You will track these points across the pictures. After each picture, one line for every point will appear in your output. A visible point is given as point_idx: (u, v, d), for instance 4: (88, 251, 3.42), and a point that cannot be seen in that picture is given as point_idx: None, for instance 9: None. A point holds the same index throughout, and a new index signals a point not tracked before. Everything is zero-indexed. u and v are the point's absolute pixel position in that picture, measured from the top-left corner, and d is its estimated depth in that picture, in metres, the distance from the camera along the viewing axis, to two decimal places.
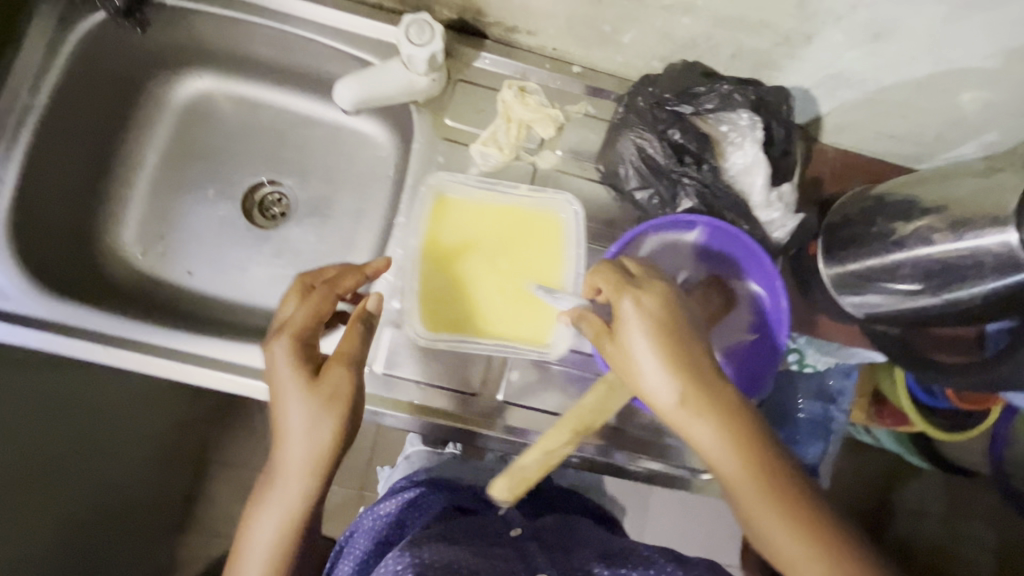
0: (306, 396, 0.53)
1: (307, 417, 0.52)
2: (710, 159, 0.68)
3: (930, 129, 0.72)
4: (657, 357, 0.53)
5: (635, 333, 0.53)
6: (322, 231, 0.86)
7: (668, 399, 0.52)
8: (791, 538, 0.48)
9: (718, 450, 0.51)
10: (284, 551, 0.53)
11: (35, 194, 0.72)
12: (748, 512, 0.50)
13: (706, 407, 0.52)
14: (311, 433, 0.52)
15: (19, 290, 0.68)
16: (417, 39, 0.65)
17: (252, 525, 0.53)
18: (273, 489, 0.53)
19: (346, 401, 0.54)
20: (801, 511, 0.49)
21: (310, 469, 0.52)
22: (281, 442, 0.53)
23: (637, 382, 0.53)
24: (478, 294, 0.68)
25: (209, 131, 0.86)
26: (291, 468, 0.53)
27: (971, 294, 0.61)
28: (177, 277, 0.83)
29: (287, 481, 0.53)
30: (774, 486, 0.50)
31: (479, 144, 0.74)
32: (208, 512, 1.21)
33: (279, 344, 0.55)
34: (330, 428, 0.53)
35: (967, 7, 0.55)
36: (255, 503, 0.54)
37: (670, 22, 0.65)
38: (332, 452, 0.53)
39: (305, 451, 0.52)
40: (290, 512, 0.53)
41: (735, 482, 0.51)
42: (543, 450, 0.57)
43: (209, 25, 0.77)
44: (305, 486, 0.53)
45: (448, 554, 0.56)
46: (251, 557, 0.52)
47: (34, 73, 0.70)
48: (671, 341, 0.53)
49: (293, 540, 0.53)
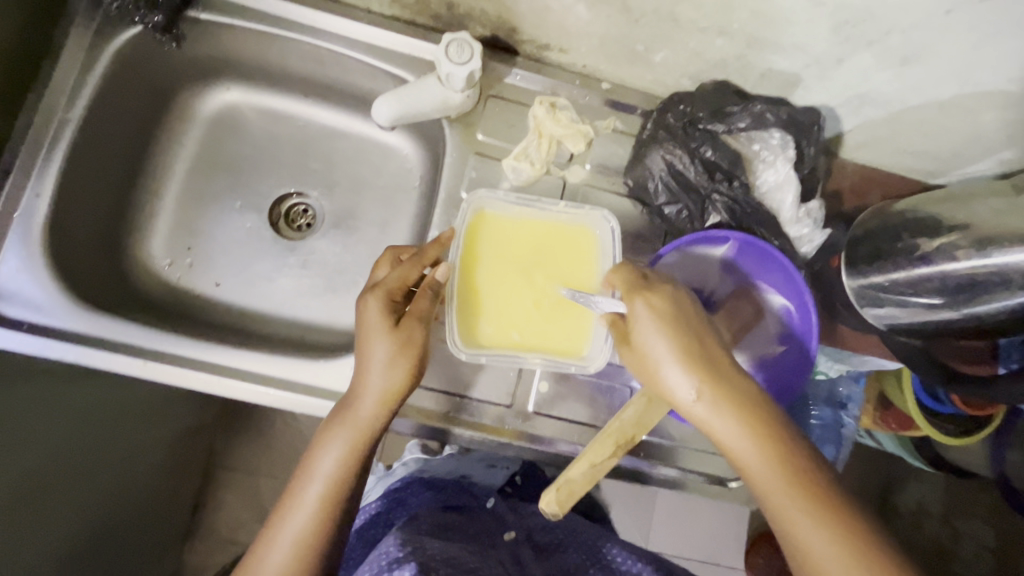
0: (388, 341, 0.60)
1: (385, 356, 0.60)
2: (741, 176, 0.71)
3: (950, 147, 0.74)
4: (671, 354, 0.56)
5: (650, 332, 0.57)
6: (348, 243, 0.85)
7: (683, 395, 0.55)
8: (808, 524, 0.50)
9: (734, 442, 0.54)
10: (342, 477, 0.59)
11: (70, 206, 0.73)
12: (766, 502, 0.52)
13: (720, 401, 0.54)
14: (386, 371, 0.60)
15: (54, 302, 0.68)
16: (456, 58, 0.67)
17: (318, 448, 0.60)
18: (343, 418, 0.60)
19: (419, 351, 0.61)
20: (815, 496, 0.51)
21: (379, 404, 0.60)
22: (359, 378, 0.61)
23: (653, 380, 0.57)
24: (518, 307, 0.69)
25: (236, 142, 0.86)
26: (364, 400, 0.60)
27: (991, 309, 0.63)
28: (205, 288, 0.82)
29: (357, 412, 0.60)
30: (790, 476, 0.52)
31: (512, 159, 0.75)
32: (220, 523, 1.20)
33: (371, 295, 0.62)
34: (402, 370, 0.60)
35: (997, 34, 0.57)
36: (324, 429, 0.61)
37: (704, 43, 0.67)
38: (400, 394, 0.60)
39: (378, 387, 0.60)
40: (354, 440, 0.59)
41: (752, 472, 0.53)
42: (589, 463, 0.59)
43: (242, 38, 0.78)
44: (372, 418, 0.60)
45: (448, 550, 0.60)
46: (309, 491, 0.59)
47: (71, 87, 0.71)
48: (682, 339, 0.57)
49: (352, 469, 0.59)
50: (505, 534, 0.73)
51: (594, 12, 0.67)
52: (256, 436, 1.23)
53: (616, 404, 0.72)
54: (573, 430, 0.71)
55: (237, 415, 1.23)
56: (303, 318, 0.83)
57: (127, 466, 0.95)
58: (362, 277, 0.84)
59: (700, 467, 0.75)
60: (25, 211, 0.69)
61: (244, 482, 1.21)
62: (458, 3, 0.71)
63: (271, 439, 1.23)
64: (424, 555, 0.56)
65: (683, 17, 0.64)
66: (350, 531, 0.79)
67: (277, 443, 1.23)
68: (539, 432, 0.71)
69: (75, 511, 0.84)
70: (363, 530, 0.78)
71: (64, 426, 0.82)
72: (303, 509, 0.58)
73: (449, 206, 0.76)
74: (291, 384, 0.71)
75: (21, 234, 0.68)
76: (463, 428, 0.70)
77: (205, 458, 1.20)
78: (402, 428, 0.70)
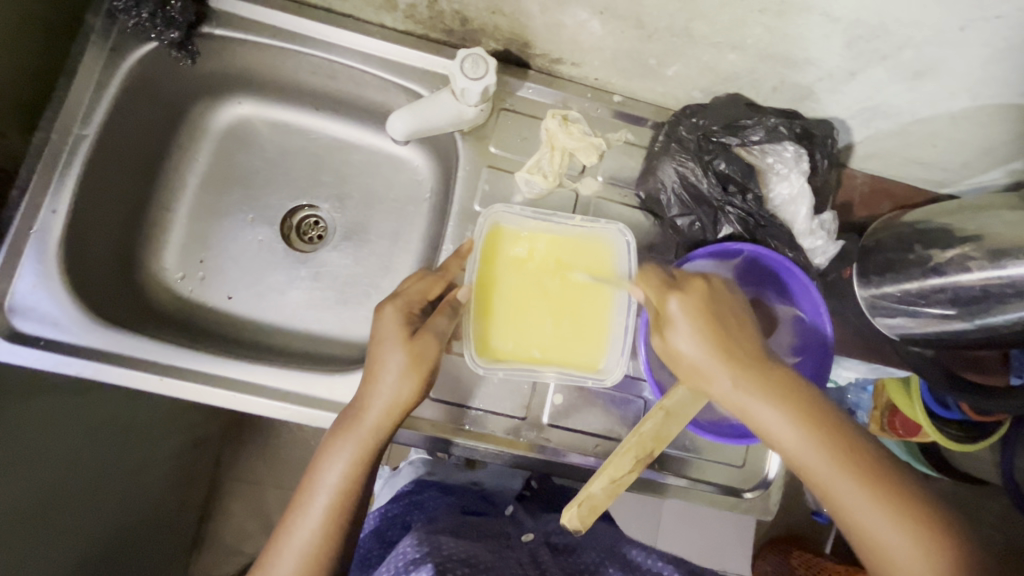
0: (401, 352, 0.60)
1: (396, 368, 0.59)
2: (755, 188, 0.71)
3: (960, 158, 0.74)
4: (710, 350, 0.56)
5: (686, 331, 0.57)
6: (359, 254, 0.86)
7: (726, 387, 0.56)
8: (861, 500, 0.51)
9: (784, 430, 0.54)
10: (348, 488, 0.58)
11: (86, 221, 0.73)
12: (823, 487, 0.53)
13: (763, 391, 0.55)
14: (396, 383, 0.59)
15: (70, 317, 0.68)
16: (471, 73, 0.68)
17: (324, 458, 0.59)
18: (350, 428, 0.59)
19: (431, 364, 0.61)
20: (870, 474, 0.52)
21: (387, 415, 0.59)
22: (367, 389, 0.60)
23: (692, 376, 0.57)
24: (535, 321, 0.70)
25: (248, 155, 0.86)
26: (372, 411, 0.59)
27: (1005, 321, 0.62)
28: (218, 302, 0.82)
29: (364, 422, 0.59)
30: (847, 458, 0.52)
31: (524, 172, 0.76)
32: (228, 536, 1.19)
33: (390, 306, 0.63)
34: (411, 382, 0.59)
35: (1009, 49, 0.57)
36: (330, 439, 0.59)
37: (717, 57, 0.67)
38: (408, 406, 0.60)
39: (387, 398, 0.59)
40: (360, 450, 0.58)
41: (803, 459, 0.54)
42: (610, 479, 0.60)
43: (256, 54, 0.78)
44: (380, 429, 0.59)
45: (465, 549, 0.58)
46: (315, 501, 0.58)
47: (86, 103, 0.72)
48: (718, 334, 0.57)
49: (357, 480, 0.58)
50: (523, 536, 0.69)
51: (607, 28, 0.67)
52: (264, 446, 1.23)
53: (629, 415, 0.73)
54: (586, 442, 0.72)
55: (244, 425, 1.23)
56: (314, 330, 0.83)
57: (137, 479, 0.95)
58: (373, 288, 0.84)
59: (710, 477, 0.75)
60: (41, 228, 0.69)
61: (252, 492, 1.21)
62: (471, 19, 0.72)
63: (277, 449, 1.23)
64: (441, 555, 0.55)
65: (697, 32, 0.64)
66: (366, 533, 0.79)
67: (284, 453, 1.23)
68: (552, 443, 0.71)
69: (86, 525, 0.84)
70: (381, 530, 0.77)
71: (77, 439, 0.82)
72: (308, 522, 0.57)
73: (463, 218, 0.76)
74: (307, 399, 0.70)
75: (36, 251, 0.69)
76: (477, 442, 0.70)
77: (213, 469, 1.20)
78: (408, 439, 0.70)
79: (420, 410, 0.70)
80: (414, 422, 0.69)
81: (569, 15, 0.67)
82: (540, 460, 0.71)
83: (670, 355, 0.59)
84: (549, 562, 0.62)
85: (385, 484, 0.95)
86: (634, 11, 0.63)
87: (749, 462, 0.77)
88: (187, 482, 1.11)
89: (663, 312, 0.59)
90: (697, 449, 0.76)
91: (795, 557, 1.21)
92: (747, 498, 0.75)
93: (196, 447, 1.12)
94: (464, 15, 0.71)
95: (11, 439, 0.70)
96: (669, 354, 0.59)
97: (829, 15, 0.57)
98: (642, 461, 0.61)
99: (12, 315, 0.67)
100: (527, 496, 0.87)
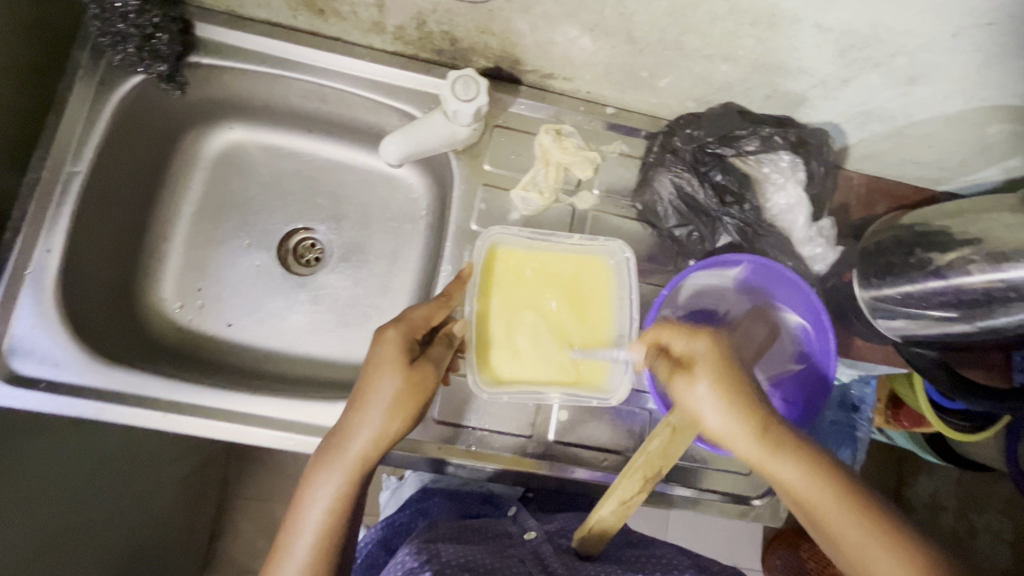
0: (393, 379, 0.59)
1: (388, 396, 0.59)
2: (751, 199, 0.72)
3: (954, 156, 0.74)
4: (733, 394, 0.56)
5: (712, 373, 0.56)
6: (358, 275, 0.85)
7: (749, 435, 0.55)
8: (880, 550, 0.50)
9: (796, 480, 0.54)
10: (333, 524, 0.57)
11: (82, 257, 0.73)
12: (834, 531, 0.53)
13: (781, 444, 0.55)
14: (387, 416, 0.58)
15: (70, 356, 0.68)
16: (463, 94, 0.68)
17: (307, 493, 0.57)
18: (333, 460, 0.58)
19: (423, 394, 0.60)
20: (876, 520, 0.52)
21: (375, 446, 0.58)
22: (353, 418, 0.59)
23: (712, 424, 0.56)
24: (536, 343, 0.71)
25: (241, 179, 0.86)
26: (359, 441, 0.58)
27: (1007, 322, 0.61)
28: (218, 330, 0.82)
29: (351, 452, 0.58)
30: (856, 502, 0.52)
31: (520, 190, 0.75)
32: (235, 560, 1.18)
33: (392, 328, 0.62)
34: (401, 412, 0.59)
35: (1000, 55, 0.57)
36: (314, 473, 0.58)
37: (709, 68, 0.67)
38: (396, 436, 0.60)
39: (376, 429, 0.58)
40: (345, 483, 0.57)
41: (823, 513, 0.53)
42: (618, 501, 0.62)
43: (245, 80, 0.78)
44: (365, 458, 0.58)
45: (463, 554, 0.59)
46: (298, 542, 0.56)
47: (76, 140, 0.71)
48: (744, 378, 0.57)
49: (342, 514, 0.57)
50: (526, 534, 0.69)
51: (598, 44, 0.67)
52: (268, 467, 1.22)
53: (636, 428, 0.73)
54: (594, 457, 0.72)
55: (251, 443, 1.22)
56: (316, 353, 0.82)
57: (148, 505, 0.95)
58: (373, 309, 0.84)
59: (714, 485, 0.75)
60: (36, 268, 0.69)
61: (258, 510, 1.21)
62: (461, 39, 0.71)
63: (282, 465, 1.22)
64: (438, 563, 0.56)
65: (689, 46, 0.64)
66: (371, 542, 0.80)
67: (292, 469, 1.23)
68: (558, 459, 0.71)
69: (101, 551, 0.84)
70: (387, 538, 0.79)
71: (84, 474, 0.82)
72: (293, 563, 0.55)
73: (459, 238, 0.76)
74: (312, 429, 0.70)
75: (33, 291, 0.68)
76: (481, 462, 0.69)
77: (221, 487, 1.19)
78: (403, 460, 0.69)
79: (423, 432, 0.70)
80: (417, 446, 0.69)
81: (559, 33, 0.66)
82: (546, 477, 0.71)
83: (693, 402, 0.57)
84: (552, 559, 0.62)
85: (392, 496, 0.95)
86: (625, 27, 0.63)
87: (757, 469, 0.76)
88: (195, 504, 1.11)
89: (691, 354, 0.59)
90: (703, 460, 0.76)
91: (804, 550, 1.23)
92: (756, 504, 0.75)
93: (205, 467, 1.12)
94: (453, 35, 0.71)
95: (16, 481, 0.70)
96: (691, 401, 0.57)
97: (820, 26, 0.57)
98: (650, 480, 0.62)
99: (11, 356, 0.67)
100: (529, 498, 0.86)
